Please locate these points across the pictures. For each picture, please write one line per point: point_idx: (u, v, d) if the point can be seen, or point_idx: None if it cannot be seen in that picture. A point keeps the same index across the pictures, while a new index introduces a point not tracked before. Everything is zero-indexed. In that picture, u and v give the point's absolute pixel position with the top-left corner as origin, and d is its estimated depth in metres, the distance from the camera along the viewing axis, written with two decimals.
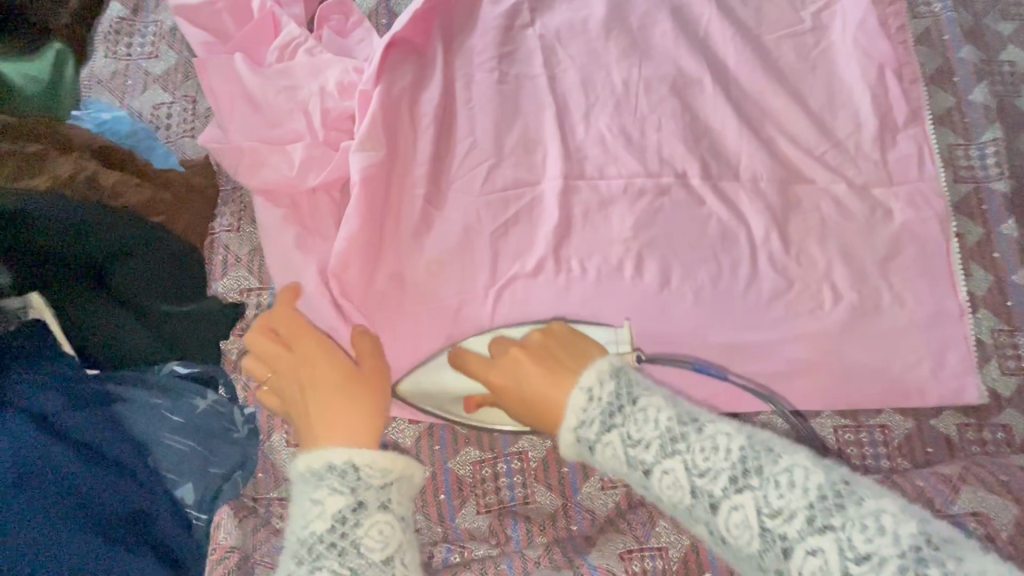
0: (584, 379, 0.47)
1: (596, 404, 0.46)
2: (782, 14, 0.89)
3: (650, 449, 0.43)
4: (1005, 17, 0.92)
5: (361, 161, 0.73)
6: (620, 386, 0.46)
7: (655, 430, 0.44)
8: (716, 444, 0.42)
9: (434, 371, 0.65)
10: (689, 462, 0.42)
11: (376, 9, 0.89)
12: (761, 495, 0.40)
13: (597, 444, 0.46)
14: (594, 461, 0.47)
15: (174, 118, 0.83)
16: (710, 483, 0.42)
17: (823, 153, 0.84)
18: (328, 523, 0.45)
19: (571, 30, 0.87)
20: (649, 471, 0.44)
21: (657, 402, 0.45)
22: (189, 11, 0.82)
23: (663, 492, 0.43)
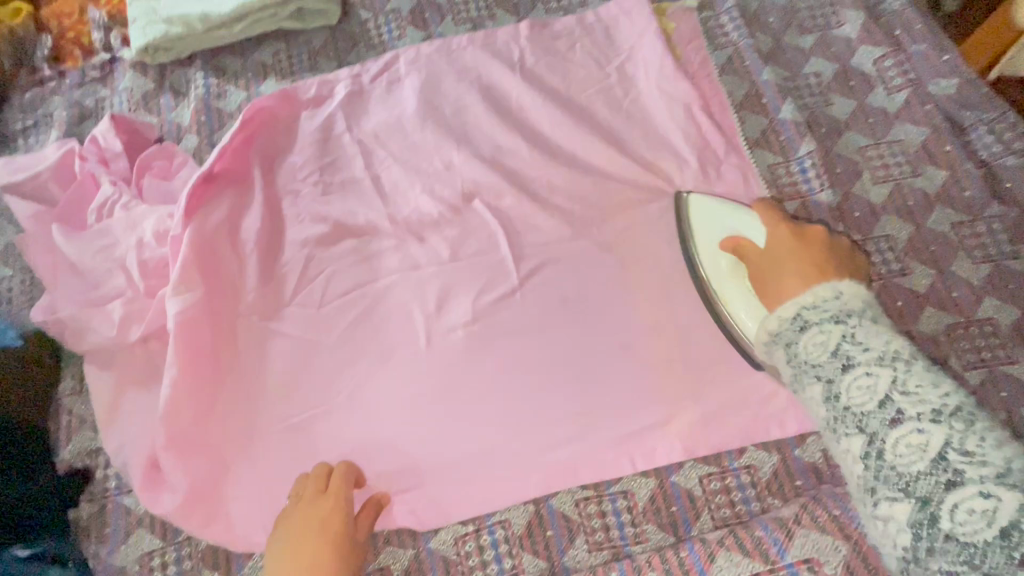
0: (837, 283, 0.56)
1: (838, 302, 0.55)
2: (588, 72, 0.91)
3: (868, 351, 0.50)
4: (803, 30, 0.93)
5: (177, 306, 0.74)
6: (853, 307, 0.54)
7: (881, 346, 0.50)
8: (935, 384, 0.47)
9: (712, 215, 0.78)
10: (898, 379, 0.48)
11: (199, 147, 0.92)
12: (958, 435, 0.44)
13: (814, 327, 0.54)
14: (790, 342, 0.55)
15: (15, 290, 0.85)
16: (914, 405, 0.46)
17: (647, 199, 0.85)
18: None
19: (387, 130, 0.90)
20: (851, 369, 0.50)
21: (897, 337, 0.51)
22: (18, 187, 0.86)
23: (850, 395, 0.49)
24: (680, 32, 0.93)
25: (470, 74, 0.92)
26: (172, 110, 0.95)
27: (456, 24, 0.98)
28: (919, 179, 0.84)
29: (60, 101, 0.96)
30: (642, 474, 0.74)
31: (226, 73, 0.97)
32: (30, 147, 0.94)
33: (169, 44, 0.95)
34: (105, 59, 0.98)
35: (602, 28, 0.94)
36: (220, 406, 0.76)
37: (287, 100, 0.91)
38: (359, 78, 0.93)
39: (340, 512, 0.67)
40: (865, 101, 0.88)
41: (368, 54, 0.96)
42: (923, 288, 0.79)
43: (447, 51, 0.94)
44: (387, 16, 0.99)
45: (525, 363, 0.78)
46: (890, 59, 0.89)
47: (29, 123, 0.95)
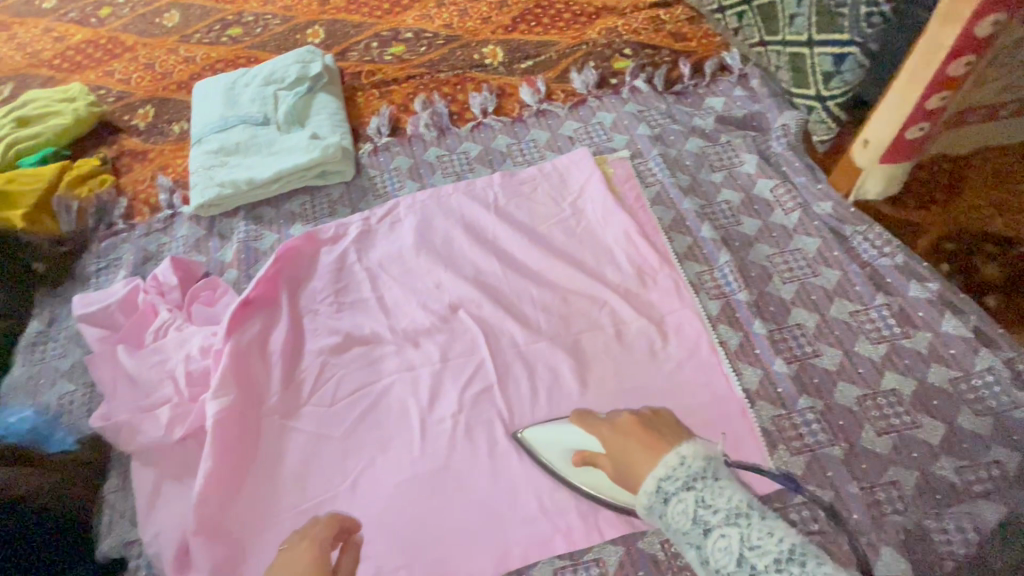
0: (681, 447, 0.66)
1: (684, 467, 0.64)
2: (548, 209, 1.16)
3: (717, 514, 0.61)
4: (712, 170, 1.19)
5: (215, 408, 0.90)
6: (708, 467, 0.64)
7: (726, 504, 0.62)
8: (770, 533, 0.60)
9: (558, 431, 0.87)
10: (744, 536, 0.60)
11: (238, 279, 1.14)
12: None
13: (672, 496, 0.64)
14: (661, 513, 0.65)
15: (76, 402, 1.01)
16: (759, 557, 0.59)
17: (602, 302, 1.04)
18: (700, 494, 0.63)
19: (390, 259, 1.12)
20: (710, 531, 0.61)
21: (731, 489, 0.63)
22: (90, 317, 1.06)
23: (715, 552, 0.61)
24: (617, 174, 1.19)
25: (455, 214, 1.17)
26: (218, 251, 1.19)
27: (444, 176, 1.25)
28: (818, 278, 1.04)
29: (127, 247, 1.20)
30: (611, 542, 0.85)
31: (263, 221, 1.22)
32: (99, 284, 1.16)
33: (219, 201, 1.21)
34: (168, 214, 1.24)
35: (557, 174, 1.21)
36: (243, 494, 0.88)
37: (311, 240, 1.14)
38: (368, 220, 1.18)
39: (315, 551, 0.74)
40: (767, 220, 1.12)
41: (376, 201, 1.22)
42: (834, 366, 0.95)
43: (438, 197, 1.20)
44: (390, 172, 1.26)
45: (504, 445, 0.92)
46: (782, 188, 1.14)
47: (101, 265, 1.18)
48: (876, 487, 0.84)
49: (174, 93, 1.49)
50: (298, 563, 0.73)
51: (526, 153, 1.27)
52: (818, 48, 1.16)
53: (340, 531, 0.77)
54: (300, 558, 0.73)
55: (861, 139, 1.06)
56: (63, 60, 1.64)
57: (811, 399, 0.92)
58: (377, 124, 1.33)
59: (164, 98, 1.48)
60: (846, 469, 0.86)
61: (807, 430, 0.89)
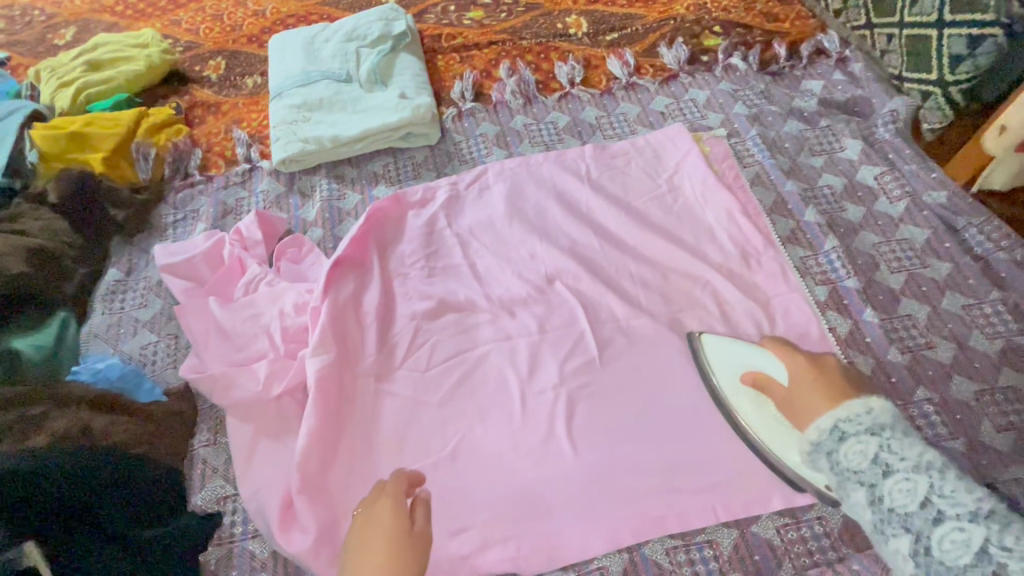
0: (868, 399, 0.69)
1: (869, 415, 0.68)
2: (642, 183, 1.12)
3: (902, 460, 0.64)
4: (812, 153, 1.15)
5: (316, 366, 0.87)
6: (891, 425, 0.67)
7: (913, 456, 0.64)
8: (962, 487, 0.61)
9: (723, 347, 0.89)
10: (932, 484, 0.62)
11: (323, 238, 1.10)
12: (992, 533, 0.57)
13: (851, 437, 0.68)
14: (834, 454, 0.69)
15: (159, 353, 0.98)
16: (946, 505, 0.60)
17: (704, 280, 1.01)
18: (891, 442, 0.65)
19: (481, 226, 1.09)
20: (889, 474, 0.64)
21: (921, 446, 0.65)
22: (173, 267, 1.03)
23: (893, 493, 0.63)
24: (714, 152, 1.15)
25: (546, 183, 1.13)
26: (299, 208, 1.15)
27: (532, 145, 1.21)
28: (928, 269, 1.01)
29: (206, 200, 1.16)
30: (725, 525, 0.86)
31: (345, 180, 1.18)
32: (178, 236, 1.12)
33: (301, 157, 1.17)
34: (246, 168, 1.20)
35: (651, 149, 1.17)
36: (341, 454, 0.86)
37: (398, 201, 1.11)
38: (456, 185, 1.14)
39: (391, 512, 0.73)
40: (872, 208, 1.08)
41: (462, 167, 1.18)
42: (948, 359, 0.93)
43: (527, 165, 1.16)
44: (477, 139, 1.22)
45: (608, 421, 0.89)
46: (888, 176, 1.10)
47: (179, 217, 1.15)
48: (998, 482, 0.83)
49: (245, 46, 1.44)
50: (380, 529, 0.72)
51: (616, 126, 1.23)
52: (950, 30, 1.09)
53: (412, 483, 0.78)
54: (380, 516, 0.73)
55: (993, 125, 1.02)
56: (125, 7, 1.58)
57: (927, 391, 0.90)
58: (461, 89, 1.29)
59: (235, 51, 1.43)
60: (968, 463, 0.84)
61: (925, 423, 0.87)
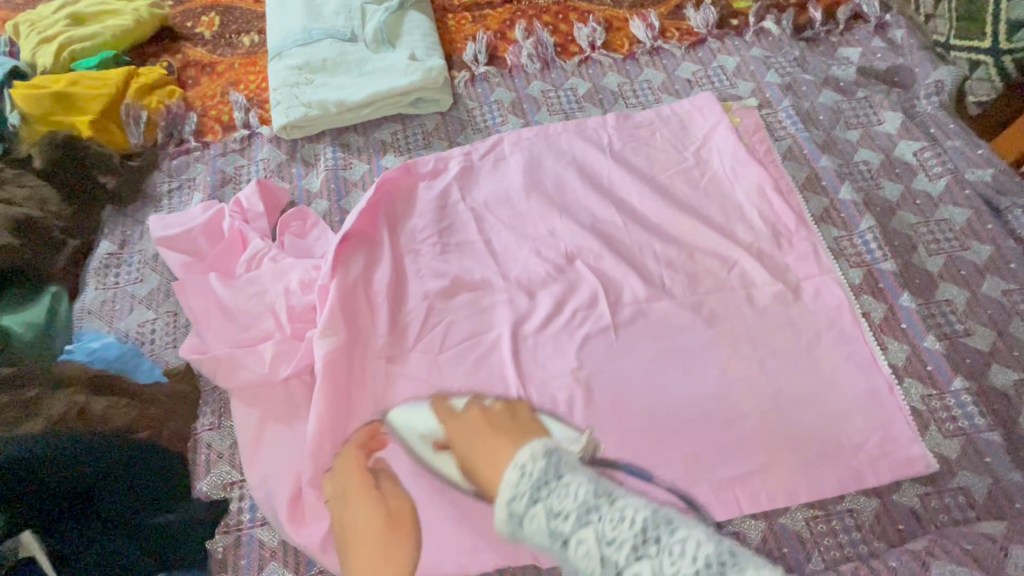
0: (523, 455, 0.57)
1: (526, 478, 0.55)
2: (669, 156, 1.06)
3: (569, 519, 0.51)
4: (848, 127, 1.09)
5: (325, 348, 0.83)
6: (549, 466, 0.55)
7: (573, 502, 0.51)
8: (620, 515, 0.50)
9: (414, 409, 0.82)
10: (599, 532, 0.50)
11: (329, 210, 1.04)
12: (656, 563, 0.48)
13: (523, 516, 0.53)
14: (522, 532, 0.54)
15: (158, 332, 0.93)
16: (616, 552, 0.49)
17: (734, 260, 0.95)
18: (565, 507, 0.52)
19: (497, 200, 1.03)
20: (568, 541, 0.51)
21: (575, 479, 0.53)
22: (170, 240, 0.97)
23: (578, 561, 0.50)
24: (745, 124, 1.08)
25: (566, 155, 1.07)
26: (302, 178, 1.08)
27: (551, 114, 1.14)
28: (968, 252, 0.96)
29: (203, 168, 1.09)
30: (751, 516, 0.80)
31: (351, 148, 1.11)
32: (173, 206, 1.05)
33: (304, 124, 1.10)
34: (244, 134, 1.12)
35: (678, 120, 1.10)
36: (353, 440, 0.82)
37: (408, 172, 1.04)
38: (469, 156, 1.07)
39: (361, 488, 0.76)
40: (910, 186, 1.02)
41: (476, 136, 1.11)
42: (987, 347, 0.88)
43: (546, 135, 1.09)
44: (491, 105, 1.15)
45: (632, 408, 0.85)
46: (928, 152, 1.04)
47: (174, 186, 1.08)
48: None
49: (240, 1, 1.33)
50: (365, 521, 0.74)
51: (640, 94, 1.16)
52: None
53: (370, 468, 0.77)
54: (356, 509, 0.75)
55: None
56: None
57: (965, 380, 0.86)
58: (474, 51, 1.20)
59: (229, 6, 1.32)
60: (1006, 456, 0.81)
61: (962, 413, 0.84)
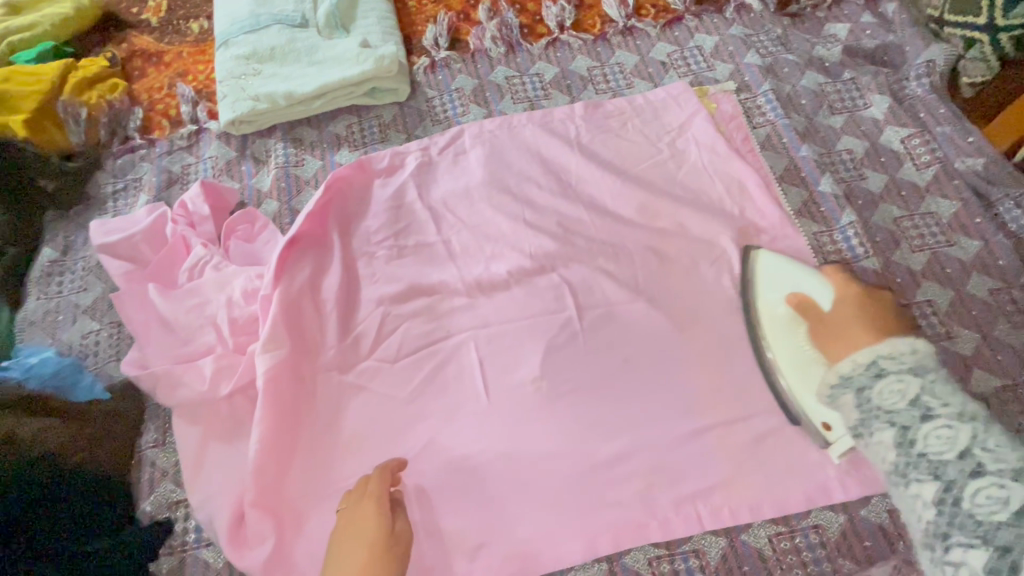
0: (914, 341, 0.68)
1: (913, 355, 0.66)
2: (639, 149, 1.00)
3: (940, 407, 0.62)
4: (832, 112, 1.02)
5: (267, 363, 0.79)
6: (914, 363, 0.66)
7: (924, 386, 0.64)
8: (953, 396, 0.63)
9: (776, 271, 0.83)
10: (949, 412, 0.62)
11: (279, 211, 0.99)
12: (976, 438, 0.60)
13: (891, 375, 0.65)
14: (865, 387, 0.67)
15: (102, 344, 0.90)
16: (952, 418, 0.61)
17: (702, 261, 0.91)
18: (909, 398, 0.64)
19: (455, 197, 0.97)
20: (882, 377, 0.66)
21: (948, 385, 0.64)
22: (111, 247, 0.92)
23: (881, 399, 0.65)
24: (721, 111, 1.02)
25: (530, 149, 1.01)
26: (253, 177, 1.03)
27: (514, 102, 1.07)
28: (954, 248, 0.90)
29: (149, 167, 1.04)
30: (713, 532, 0.77)
31: (304, 143, 1.05)
32: (118, 209, 1.01)
33: (254, 118, 1.04)
34: (192, 130, 1.07)
35: (650, 108, 1.03)
36: (299, 458, 0.79)
37: (362, 169, 0.98)
38: (428, 150, 1.01)
39: (378, 510, 0.69)
40: (895, 176, 0.96)
41: (434, 128, 1.05)
42: (969, 351, 0.84)
43: (509, 127, 1.03)
44: (452, 94, 1.08)
45: (591, 421, 0.81)
46: (916, 139, 0.98)
47: (119, 187, 1.03)
48: None
49: None
50: (362, 527, 0.68)
51: (610, 79, 1.09)
52: None
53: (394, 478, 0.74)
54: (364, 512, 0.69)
55: None
56: None
57: None
58: (434, 35, 1.13)
59: None
60: None
61: None
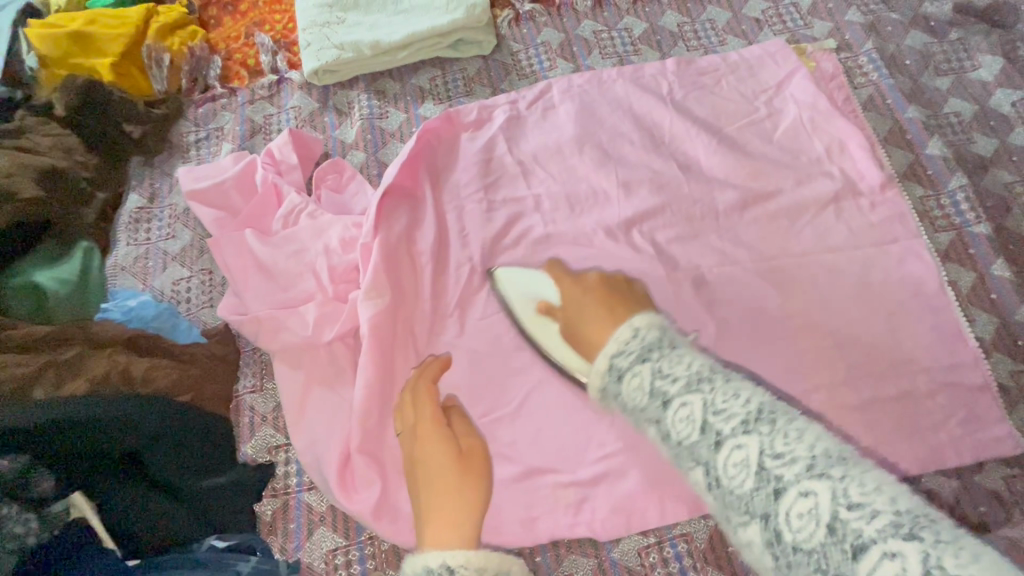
0: (637, 316, 0.47)
1: (639, 339, 0.45)
2: (737, 106, 0.96)
3: (677, 381, 0.41)
4: (938, 73, 0.98)
5: (370, 310, 0.78)
6: (665, 336, 0.45)
7: (685, 369, 0.42)
8: (737, 392, 0.40)
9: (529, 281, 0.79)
10: (707, 400, 0.40)
11: (366, 162, 0.97)
12: (769, 439, 0.37)
13: (627, 373, 0.44)
14: (617, 394, 0.45)
15: (194, 290, 0.89)
16: (724, 421, 0.39)
17: (805, 221, 0.88)
18: (636, 355, 0.44)
19: (546, 152, 0.95)
20: (668, 402, 0.41)
21: (692, 353, 0.43)
22: (200, 193, 0.91)
23: (675, 428, 0.41)
24: (822, 69, 0.98)
25: (622, 104, 0.98)
26: (336, 128, 1.01)
27: (603, 57, 1.04)
28: None
29: (231, 117, 1.02)
30: None
31: (387, 95, 1.03)
32: (202, 158, 1.00)
33: (338, 68, 1.02)
34: (273, 79, 1.05)
35: (747, 65, 0.99)
36: None
37: (450, 122, 0.96)
38: (516, 104, 0.99)
39: (434, 421, 0.62)
40: (1007, 140, 0.92)
41: (521, 82, 1.03)
42: None
43: (599, 82, 1.00)
44: (538, 48, 1.05)
45: None
46: None
47: (201, 135, 1.01)
48: None
49: None
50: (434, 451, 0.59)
51: (702, 36, 1.05)
52: None
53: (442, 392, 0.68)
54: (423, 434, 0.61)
55: None
56: None
57: None
58: None
59: None
60: None
61: None
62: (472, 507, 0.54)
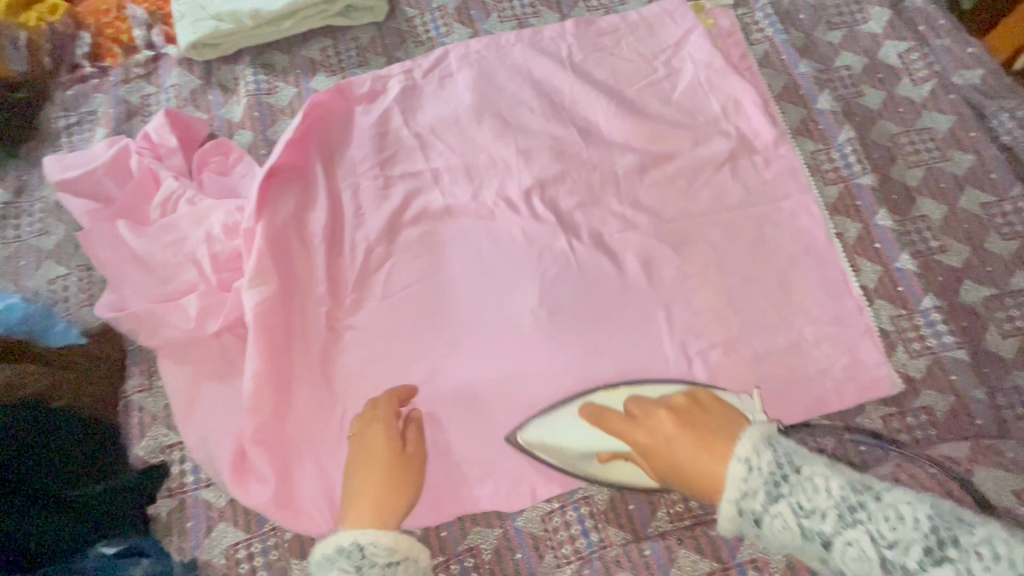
0: (747, 442, 0.49)
1: (756, 472, 0.47)
2: (636, 67, 0.95)
3: (824, 518, 0.44)
4: (830, 28, 0.99)
5: (255, 298, 0.75)
6: (780, 456, 0.47)
7: (827, 499, 0.45)
8: (824, 487, 0.45)
9: (577, 336, 0.74)
10: (867, 530, 0.43)
11: (254, 142, 0.92)
12: (876, 529, 0.43)
13: (765, 516, 0.47)
14: (754, 532, 0.48)
15: (72, 288, 0.84)
16: (822, 522, 0.44)
17: (702, 181, 0.88)
18: (762, 493, 0.47)
19: (444, 122, 0.92)
20: (816, 539, 0.45)
21: (823, 471, 0.46)
22: (69, 183, 0.84)
23: (844, 562, 0.44)
24: (719, 27, 0.97)
25: (521, 69, 0.95)
26: (221, 107, 0.95)
27: (502, 21, 1.01)
28: (949, 163, 0.90)
29: (104, 99, 0.95)
30: None
31: (275, 69, 0.97)
32: (74, 145, 0.92)
33: (218, 41, 0.95)
34: (148, 57, 0.97)
35: (645, 23, 0.98)
36: (296, 394, 0.76)
37: (342, 96, 0.92)
38: (412, 73, 0.95)
39: (388, 427, 0.66)
40: (894, 92, 0.94)
41: (417, 50, 0.98)
42: (959, 263, 0.85)
43: (497, 47, 0.96)
44: (434, 13, 1.01)
45: (594, 348, 0.79)
46: (914, 53, 0.96)
47: (72, 120, 0.94)
48: (997, 391, 0.79)
49: None
50: (372, 449, 0.64)
51: None
52: None
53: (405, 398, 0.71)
54: (372, 436, 0.65)
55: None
56: None
57: (935, 299, 0.83)
58: None
59: None
60: (971, 373, 0.80)
61: (930, 332, 0.81)
62: (398, 501, 0.61)
